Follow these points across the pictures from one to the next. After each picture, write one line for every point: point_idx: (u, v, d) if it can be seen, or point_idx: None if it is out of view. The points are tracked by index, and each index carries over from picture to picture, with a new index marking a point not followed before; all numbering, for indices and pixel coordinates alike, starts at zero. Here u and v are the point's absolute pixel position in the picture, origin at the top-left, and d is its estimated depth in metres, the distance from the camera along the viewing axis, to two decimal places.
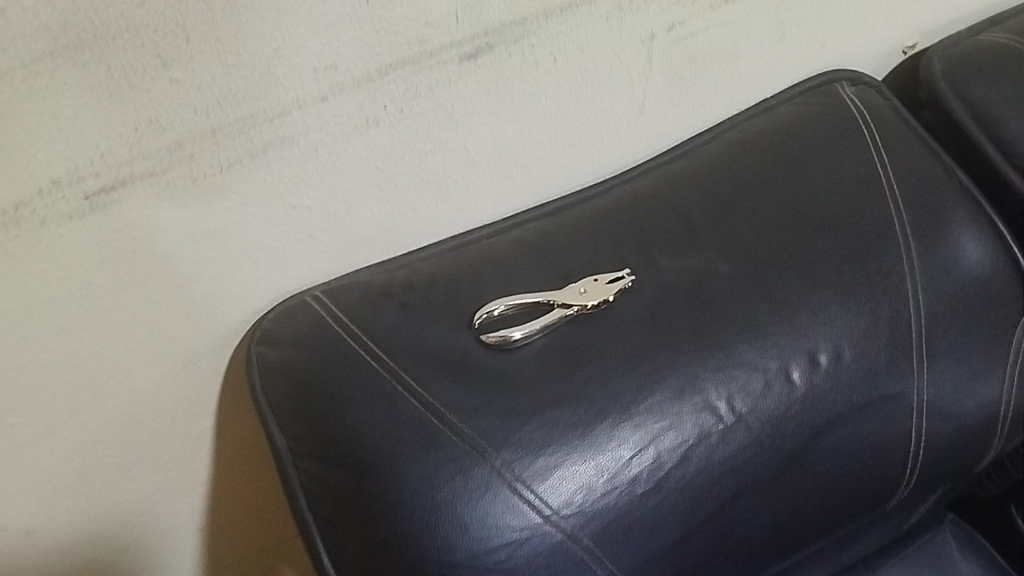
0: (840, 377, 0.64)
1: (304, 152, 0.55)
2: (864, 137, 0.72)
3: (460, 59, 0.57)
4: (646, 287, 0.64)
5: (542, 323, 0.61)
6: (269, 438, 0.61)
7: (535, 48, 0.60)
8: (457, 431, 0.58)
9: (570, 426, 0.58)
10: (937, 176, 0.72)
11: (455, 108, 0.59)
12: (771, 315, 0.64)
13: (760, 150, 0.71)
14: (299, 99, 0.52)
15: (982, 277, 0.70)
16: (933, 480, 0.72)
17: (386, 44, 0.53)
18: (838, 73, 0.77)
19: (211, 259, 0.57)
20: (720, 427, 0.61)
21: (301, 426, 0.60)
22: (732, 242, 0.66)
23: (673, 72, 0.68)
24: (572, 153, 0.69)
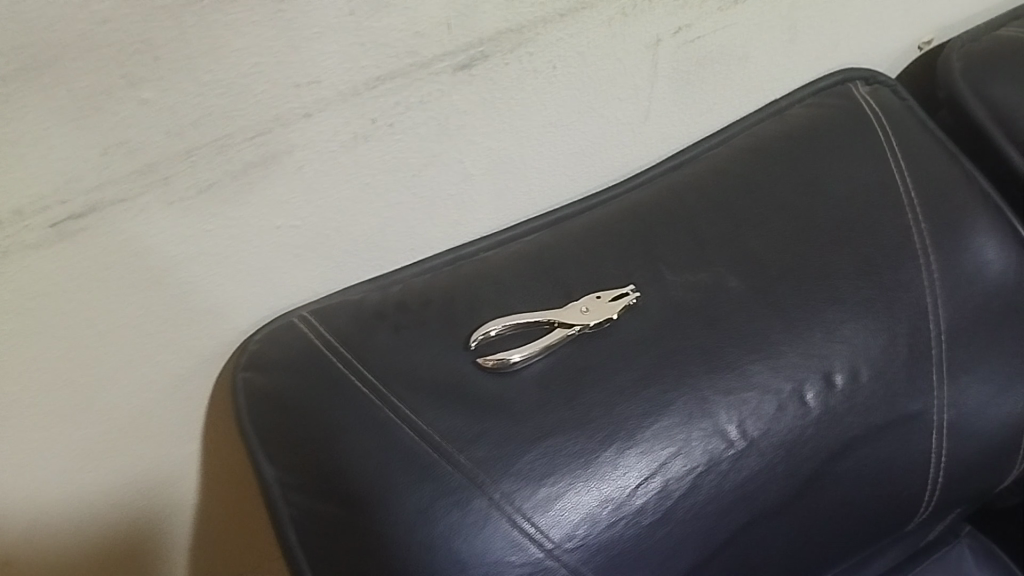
0: (857, 397, 0.61)
1: (287, 170, 0.52)
2: (879, 142, 0.69)
3: (454, 69, 0.53)
4: (651, 304, 0.61)
5: (544, 344, 0.58)
6: (256, 466, 0.58)
7: (533, 56, 0.56)
8: (454, 461, 0.55)
9: (573, 454, 0.55)
10: (957, 182, 0.68)
11: (449, 120, 0.56)
12: (784, 333, 0.61)
13: (771, 156, 0.67)
14: (281, 116, 0.49)
15: (1005, 287, 0.67)
16: (952, 498, 0.69)
17: (372, 57, 0.49)
18: (851, 72, 0.73)
19: (192, 284, 0.54)
20: (731, 452, 0.58)
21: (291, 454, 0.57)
22: (743, 256, 0.63)
23: (680, 75, 0.65)
24: (573, 162, 0.65)
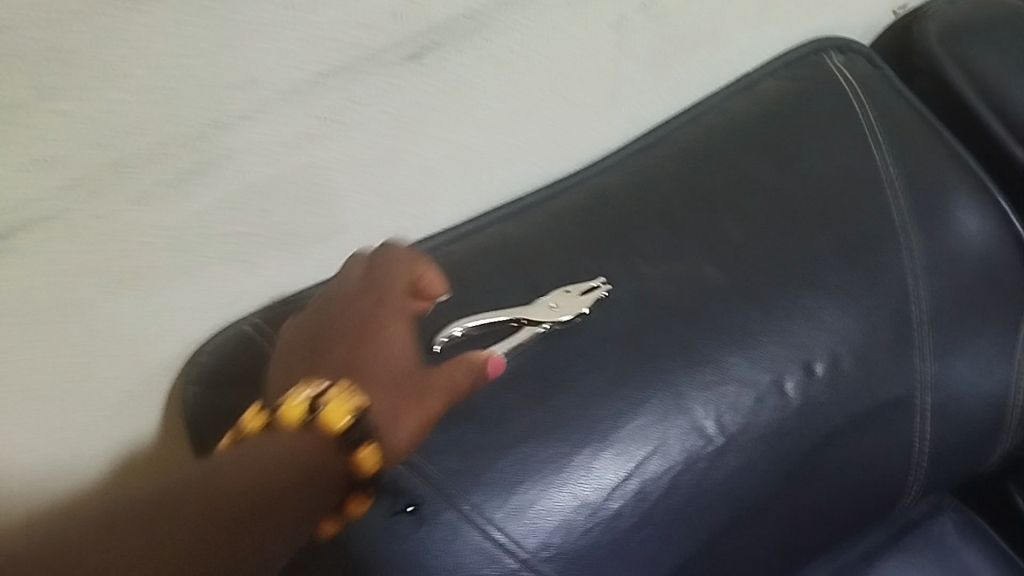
0: (839, 387, 0.59)
1: (229, 176, 0.48)
2: (857, 117, 0.66)
3: (403, 60, 0.49)
4: (624, 298, 0.58)
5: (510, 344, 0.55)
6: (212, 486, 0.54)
7: (489, 42, 0.53)
8: (422, 474, 0.52)
9: (546, 460, 0.53)
10: (937, 154, 0.66)
11: (402, 113, 0.52)
12: (762, 324, 0.59)
13: (743, 136, 0.65)
14: (217, 120, 0.45)
15: (984, 263, 0.65)
16: (939, 480, 0.67)
17: (314, 53, 0.46)
18: (824, 41, 0.70)
19: (133, 301, 0.50)
20: (710, 449, 0.55)
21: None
22: (717, 245, 0.61)
23: (647, 53, 0.61)
24: (537, 149, 0.62)
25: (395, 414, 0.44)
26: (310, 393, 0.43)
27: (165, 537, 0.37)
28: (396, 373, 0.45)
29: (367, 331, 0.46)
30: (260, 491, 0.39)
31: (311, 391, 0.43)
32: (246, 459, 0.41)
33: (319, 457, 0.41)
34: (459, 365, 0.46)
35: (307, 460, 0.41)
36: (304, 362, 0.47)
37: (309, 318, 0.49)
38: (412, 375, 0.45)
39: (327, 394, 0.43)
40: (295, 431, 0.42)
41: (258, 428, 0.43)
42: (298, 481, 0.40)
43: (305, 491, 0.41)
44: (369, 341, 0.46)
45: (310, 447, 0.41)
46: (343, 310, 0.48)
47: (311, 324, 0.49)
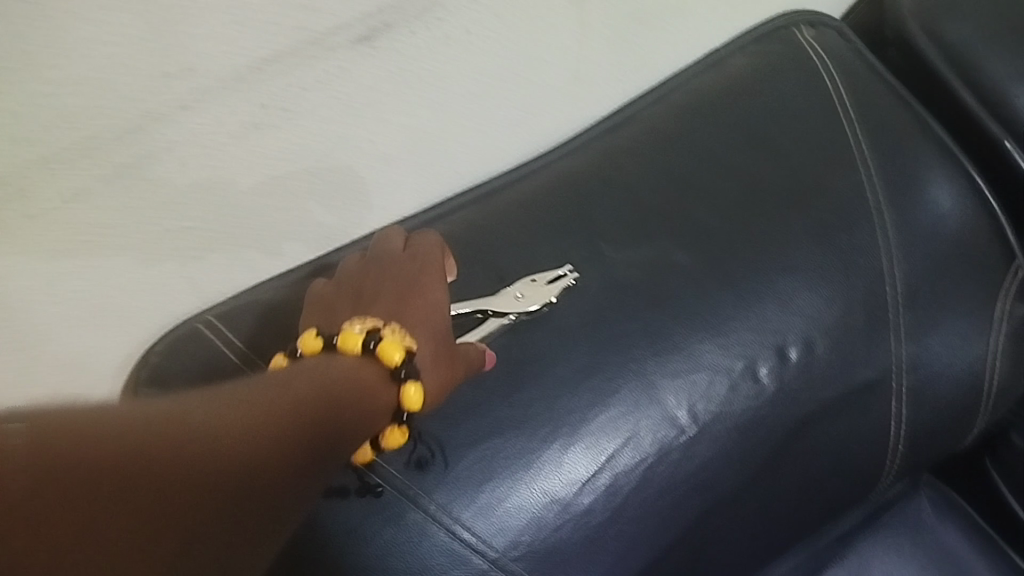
0: (813, 372, 0.58)
1: (170, 168, 0.45)
2: (827, 93, 0.64)
3: (351, 43, 0.47)
4: (591, 285, 0.56)
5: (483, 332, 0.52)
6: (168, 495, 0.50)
7: (444, 22, 0.50)
8: (384, 474, 0.50)
9: (513, 456, 0.51)
10: (909, 129, 0.64)
11: (353, 98, 0.49)
12: (733, 308, 0.57)
13: (712, 114, 0.63)
14: (153, 110, 0.42)
15: (960, 241, 0.63)
16: (915, 461, 0.66)
17: (255, 37, 0.43)
18: (795, 14, 0.68)
19: (75, 301, 0.48)
20: (682, 439, 0.54)
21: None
22: (686, 228, 0.59)
23: (611, 31, 0.59)
24: (499, 131, 0.60)
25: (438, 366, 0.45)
26: (364, 327, 0.43)
27: (198, 438, 0.30)
28: (440, 331, 0.46)
29: (415, 284, 0.47)
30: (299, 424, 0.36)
31: (368, 324, 0.43)
32: (252, 396, 0.35)
33: (371, 387, 0.41)
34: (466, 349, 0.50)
35: (354, 388, 0.40)
36: (347, 302, 0.47)
37: (339, 278, 0.49)
38: (449, 338, 0.47)
39: (385, 329, 0.43)
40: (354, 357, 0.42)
41: (316, 349, 0.43)
42: (311, 425, 0.36)
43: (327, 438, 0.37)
44: (415, 291, 0.47)
45: (345, 382, 0.40)
46: (386, 263, 0.49)
47: (347, 274, 0.49)
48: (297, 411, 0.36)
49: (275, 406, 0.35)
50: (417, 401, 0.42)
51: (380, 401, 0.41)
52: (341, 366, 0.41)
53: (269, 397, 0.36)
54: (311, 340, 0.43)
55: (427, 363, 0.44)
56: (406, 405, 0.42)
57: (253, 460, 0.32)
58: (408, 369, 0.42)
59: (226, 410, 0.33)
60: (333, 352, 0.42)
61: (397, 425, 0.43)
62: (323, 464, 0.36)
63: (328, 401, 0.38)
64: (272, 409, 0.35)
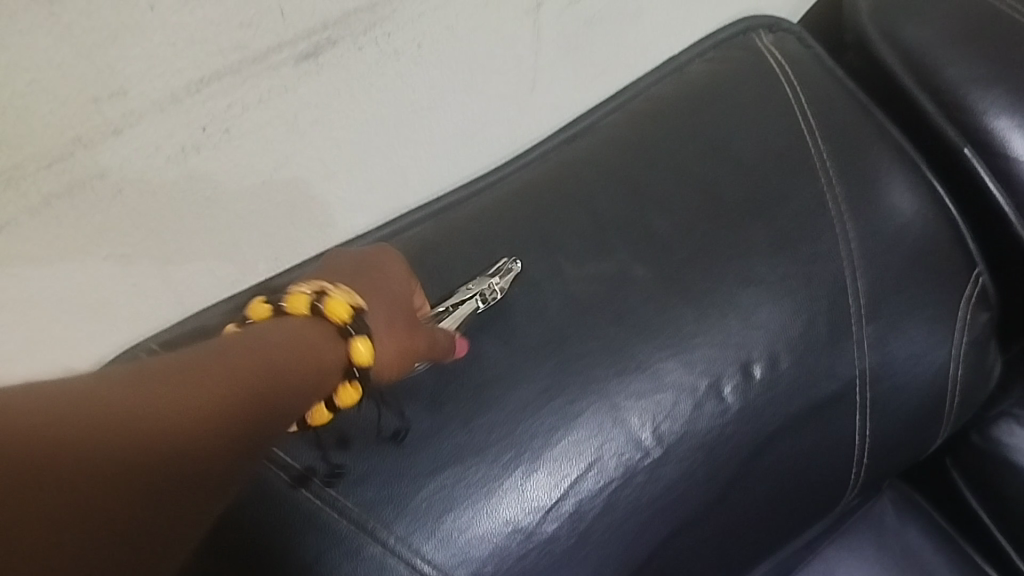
0: (779, 388, 0.57)
1: (105, 196, 0.42)
2: (787, 100, 0.63)
3: (295, 60, 0.44)
4: (551, 304, 0.55)
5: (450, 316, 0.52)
6: None
7: (392, 36, 0.48)
8: (340, 507, 0.48)
9: (473, 485, 0.49)
10: (870, 135, 0.64)
11: (299, 116, 0.47)
12: (696, 324, 0.55)
13: (671, 123, 0.61)
14: (82, 136, 0.39)
15: (923, 248, 0.62)
16: (880, 469, 0.65)
17: (191, 57, 0.40)
18: (754, 19, 0.67)
19: (4, 336, 0.44)
20: (647, 461, 0.52)
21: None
22: (648, 241, 0.58)
23: (566, 41, 0.57)
24: (454, 144, 0.58)
25: (392, 341, 0.45)
26: (311, 288, 0.42)
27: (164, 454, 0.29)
28: (399, 316, 0.46)
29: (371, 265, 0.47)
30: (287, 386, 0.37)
31: (314, 287, 0.43)
32: (224, 372, 0.34)
33: (321, 341, 0.40)
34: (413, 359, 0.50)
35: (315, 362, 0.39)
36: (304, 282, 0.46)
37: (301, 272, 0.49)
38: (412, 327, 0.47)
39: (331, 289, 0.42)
40: (301, 319, 0.41)
41: (262, 313, 0.41)
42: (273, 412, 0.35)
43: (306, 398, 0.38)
44: (370, 273, 0.47)
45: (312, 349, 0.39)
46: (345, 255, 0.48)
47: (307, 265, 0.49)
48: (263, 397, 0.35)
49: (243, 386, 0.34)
50: (366, 356, 0.41)
51: (335, 368, 0.40)
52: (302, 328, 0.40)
53: (238, 374, 0.35)
54: (258, 305, 0.42)
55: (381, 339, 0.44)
56: (356, 359, 0.41)
57: (206, 473, 0.31)
58: (356, 327, 0.42)
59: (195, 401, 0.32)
60: (280, 314, 0.41)
61: (347, 380, 0.42)
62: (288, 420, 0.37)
63: (299, 380, 0.38)
64: (243, 393, 0.34)
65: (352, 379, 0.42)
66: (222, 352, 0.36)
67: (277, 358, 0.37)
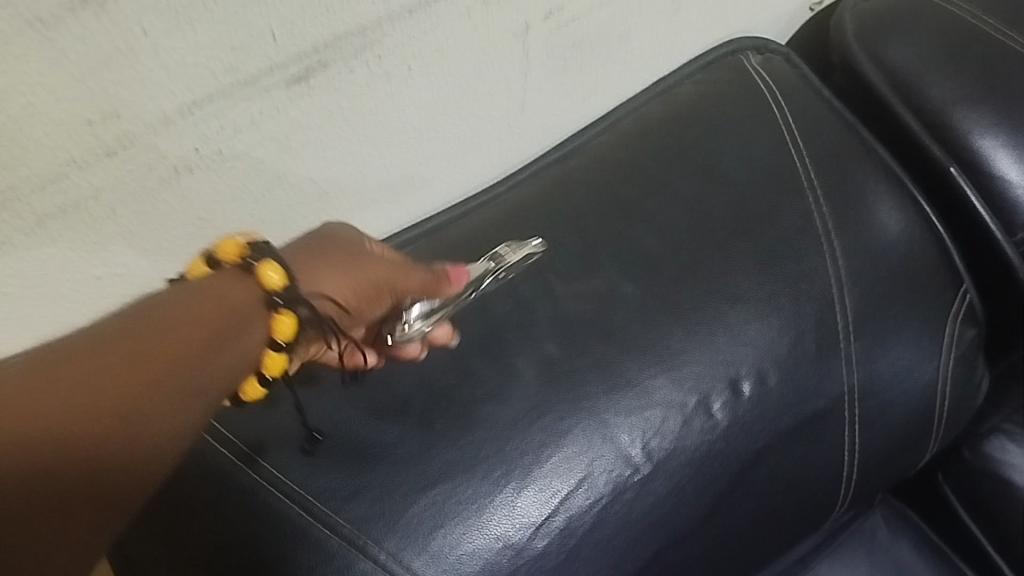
0: (767, 405, 0.57)
1: (98, 217, 0.43)
2: (775, 119, 0.64)
3: (287, 83, 0.45)
4: (541, 321, 0.55)
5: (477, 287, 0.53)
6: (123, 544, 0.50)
7: (382, 59, 0.49)
8: (330, 524, 0.48)
9: (463, 501, 0.49)
10: (856, 154, 0.65)
11: (291, 137, 0.48)
12: (685, 341, 0.56)
13: (660, 142, 0.62)
14: (76, 158, 0.40)
15: (910, 265, 0.63)
16: (869, 484, 0.66)
17: (183, 81, 0.41)
18: (742, 40, 0.68)
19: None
20: (636, 477, 0.53)
21: (140, 524, 0.50)
22: (637, 259, 0.58)
23: (555, 62, 0.58)
24: (444, 165, 0.58)
25: (321, 270, 0.43)
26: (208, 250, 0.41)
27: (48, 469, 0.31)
28: (338, 251, 0.45)
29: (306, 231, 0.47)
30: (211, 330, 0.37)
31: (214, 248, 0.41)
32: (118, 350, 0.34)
33: (222, 288, 0.39)
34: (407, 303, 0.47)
35: (230, 313, 0.38)
36: None
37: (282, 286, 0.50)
38: (358, 259, 0.45)
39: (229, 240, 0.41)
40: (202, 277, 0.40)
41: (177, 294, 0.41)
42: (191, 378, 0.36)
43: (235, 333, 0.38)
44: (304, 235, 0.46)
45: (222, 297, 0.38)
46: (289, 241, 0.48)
47: None
48: (173, 365, 0.35)
49: (147, 361, 0.35)
50: (275, 278, 0.39)
51: (253, 306, 0.39)
52: (210, 280, 0.39)
53: (145, 349, 0.35)
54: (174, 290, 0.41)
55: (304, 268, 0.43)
56: (268, 285, 0.39)
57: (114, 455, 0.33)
58: (257, 256, 0.40)
59: (82, 396, 0.32)
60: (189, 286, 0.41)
61: (274, 313, 0.39)
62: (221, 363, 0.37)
63: (217, 336, 0.37)
64: (137, 366, 0.34)
65: (277, 309, 0.39)
66: (132, 322, 0.36)
67: (190, 317, 0.37)
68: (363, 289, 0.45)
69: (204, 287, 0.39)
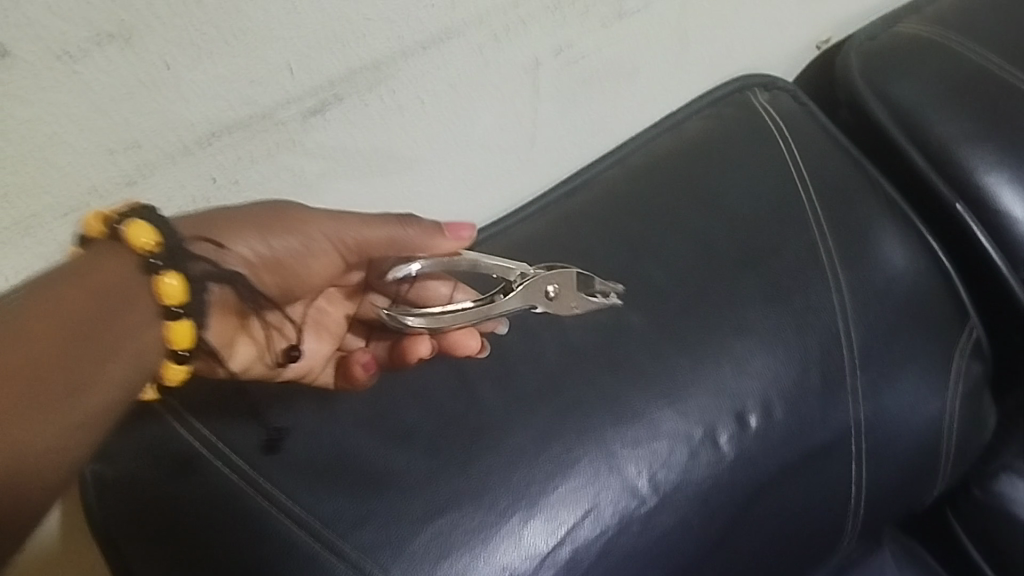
0: (773, 438, 0.57)
1: None
2: (782, 155, 0.65)
3: (302, 116, 0.46)
4: (549, 351, 0.56)
5: (523, 302, 0.46)
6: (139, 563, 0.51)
7: (396, 93, 0.50)
8: (338, 550, 0.48)
9: (471, 530, 0.49)
10: (862, 190, 0.66)
11: (306, 169, 0.49)
12: (691, 373, 0.56)
13: (668, 176, 0.63)
14: (97, 187, 0.41)
15: (916, 300, 0.64)
16: (877, 519, 0.66)
17: (202, 112, 0.42)
18: (750, 77, 0.69)
19: None
20: (643, 509, 0.53)
21: (153, 543, 0.50)
22: (646, 291, 0.59)
23: (564, 97, 0.59)
24: (456, 198, 0.59)
25: (235, 231, 0.41)
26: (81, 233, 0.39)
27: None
28: (256, 212, 0.43)
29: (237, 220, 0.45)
30: (96, 299, 0.36)
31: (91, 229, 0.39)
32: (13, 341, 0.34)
33: (90, 262, 0.37)
34: (356, 254, 0.45)
35: (102, 293, 0.37)
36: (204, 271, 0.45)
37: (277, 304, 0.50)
38: (269, 212, 0.43)
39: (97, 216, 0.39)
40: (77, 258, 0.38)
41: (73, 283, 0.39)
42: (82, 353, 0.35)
43: (121, 297, 0.37)
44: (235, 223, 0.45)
45: (90, 269, 0.37)
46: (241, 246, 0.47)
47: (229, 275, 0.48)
48: (46, 363, 0.34)
49: (47, 345, 0.35)
50: (140, 237, 0.37)
51: (133, 270, 0.38)
52: (83, 258, 0.38)
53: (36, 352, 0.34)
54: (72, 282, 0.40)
55: (211, 226, 0.41)
56: (138, 246, 0.37)
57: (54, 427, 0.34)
58: (122, 219, 0.38)
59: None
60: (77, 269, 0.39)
61: (156, 276, 0.37)
62: (121, 325, 0.37)
63: (106, 313, 0.36)
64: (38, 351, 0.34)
65: (158, 271, 0.37)
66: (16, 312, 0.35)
67: (56, 313, 0.35)
68: (283, 244, 0.43)
69: (77, 267, 0.37)
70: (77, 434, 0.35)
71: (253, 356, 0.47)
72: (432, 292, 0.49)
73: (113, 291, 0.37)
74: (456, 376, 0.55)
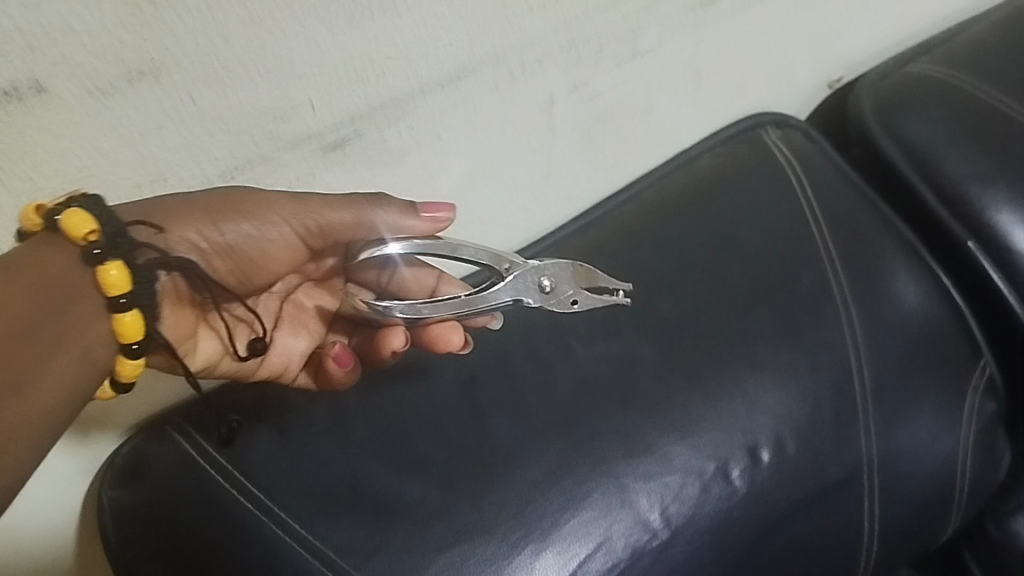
0: (785, 473, 0.57)
1: None
2: (793, 192, 0.66)
3: (323, 150, 0.48)
4: (562, 383, 0.57)
5: (513, 292, 0.44)
6: None
7: (414, 129, 0.51)
8: None
9: (483, 563, 0.49)
10: (874, 228, 0.66)
11: None
12: (704, 408, 0.57)
13: (681, 212, 0.64)
14: None
15: (928, 338, 0.64)
16: (891, 556, 0.66)
17: (226, 146, 0.44)
18: (761, 116, 0.70)
19: None
20: (655, 543, 0.53)
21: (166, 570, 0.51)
22: (659, 326, 0.59)
23: (579, 134, 0.60)
24: (472, 232, 0.60)
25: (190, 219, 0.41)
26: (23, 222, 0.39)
27: None
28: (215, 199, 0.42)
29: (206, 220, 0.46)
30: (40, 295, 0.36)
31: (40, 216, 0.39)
32: None
33: (31, 253, 0.37)
34: (319, 238, 0.44)
35: (44, 287, 0.37)
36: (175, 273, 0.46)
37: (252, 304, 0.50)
38: (222, 196, 0.42)
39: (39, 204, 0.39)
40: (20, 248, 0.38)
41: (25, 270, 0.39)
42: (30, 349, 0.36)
43: (64, 289, 0.37)
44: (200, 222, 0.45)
45: (30, 261, 0.37)
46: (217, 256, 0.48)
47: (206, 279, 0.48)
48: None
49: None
50: (79, 224, 0.37)
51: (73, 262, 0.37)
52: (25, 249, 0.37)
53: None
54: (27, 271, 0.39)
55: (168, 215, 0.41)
56: (77, 234, 0.37)
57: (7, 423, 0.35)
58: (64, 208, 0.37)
59: None
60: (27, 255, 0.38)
61: (98, 266, 0.37)
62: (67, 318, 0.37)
63: (51, 308, 0.37)
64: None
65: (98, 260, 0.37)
66: None
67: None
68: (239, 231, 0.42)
69: (16, 259, 0.37)
70: (31, 433, 0.35)
71: (216, 349, 0.47)
72: (416, 282, 0.47)
73: (53, 284, 0.37)
74: (470, 407, 0.55)
